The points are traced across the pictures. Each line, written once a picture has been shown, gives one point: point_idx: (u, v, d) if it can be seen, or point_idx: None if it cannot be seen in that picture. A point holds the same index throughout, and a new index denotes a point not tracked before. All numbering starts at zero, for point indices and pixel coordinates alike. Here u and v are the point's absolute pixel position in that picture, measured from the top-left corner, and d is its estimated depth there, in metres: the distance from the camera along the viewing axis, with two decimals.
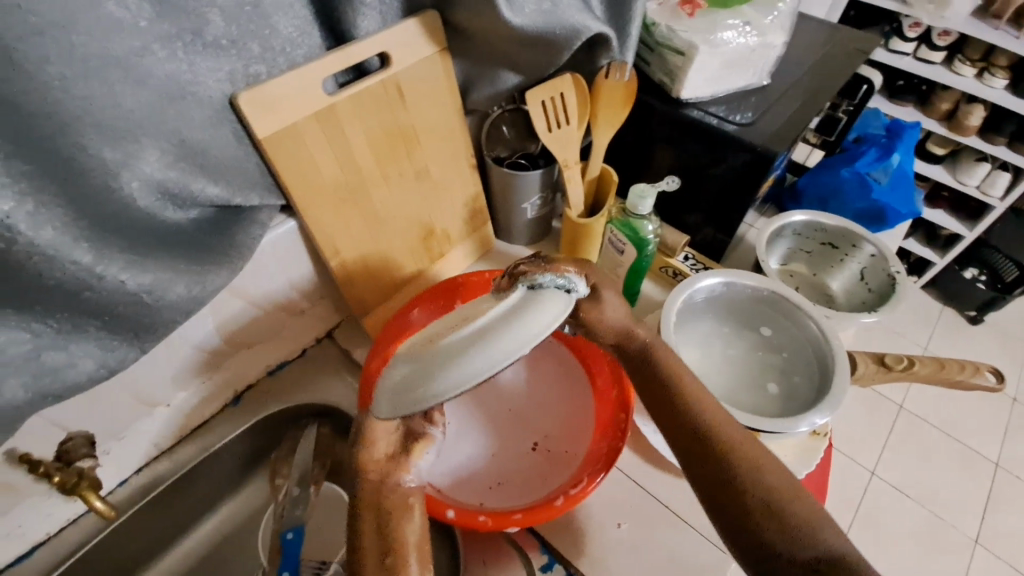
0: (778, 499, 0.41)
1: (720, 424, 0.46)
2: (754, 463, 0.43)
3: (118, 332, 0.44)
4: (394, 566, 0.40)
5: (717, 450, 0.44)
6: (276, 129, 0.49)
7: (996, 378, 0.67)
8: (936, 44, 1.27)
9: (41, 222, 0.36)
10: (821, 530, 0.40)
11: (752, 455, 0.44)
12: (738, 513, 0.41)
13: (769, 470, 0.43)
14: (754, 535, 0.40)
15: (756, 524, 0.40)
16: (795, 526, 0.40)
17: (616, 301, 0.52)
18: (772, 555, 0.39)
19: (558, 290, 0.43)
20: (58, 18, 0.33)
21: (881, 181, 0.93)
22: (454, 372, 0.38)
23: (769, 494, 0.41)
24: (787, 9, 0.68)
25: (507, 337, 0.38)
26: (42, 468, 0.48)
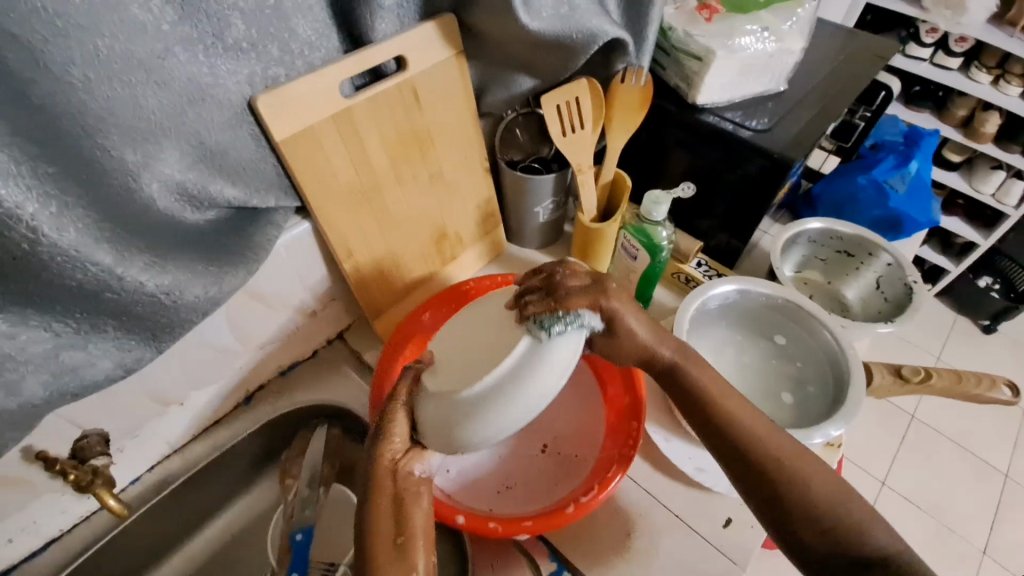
0: (822, 507, 0.44)
1: (759, 434, 0.48)
2: (796, 469, 0.46)
3: (134, 332, 0.44)
4: (404, 547, 0.43)
5: (758, 462, 0.47)
6: (293, 132, 0.49)
7: (1012, 391, 0.65)
8: (953, 50, 1.25)
9: (64, 223, 0.36)
10: (863, 532, 0.43)
11: (793, 460, 0.47)
12: (786, 521, 0.45)
13: (806, 472, 0.46)
14: (802, 543, 0.44)
15: (802, 532, 0.44)
16: (833, 527, 0.44)
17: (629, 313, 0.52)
18: (813, 552, 0.44)
19: (570, 335, 0.47)
20: (83, 21, 0.33)
21: (898, 189, 0.92)
22: (483, 427, 0.44)
23: (813, 502, 0.45)
24: (806, 15, 0.68)
25: (529, 393, 0.44)
26: (58, 466, 0.49)
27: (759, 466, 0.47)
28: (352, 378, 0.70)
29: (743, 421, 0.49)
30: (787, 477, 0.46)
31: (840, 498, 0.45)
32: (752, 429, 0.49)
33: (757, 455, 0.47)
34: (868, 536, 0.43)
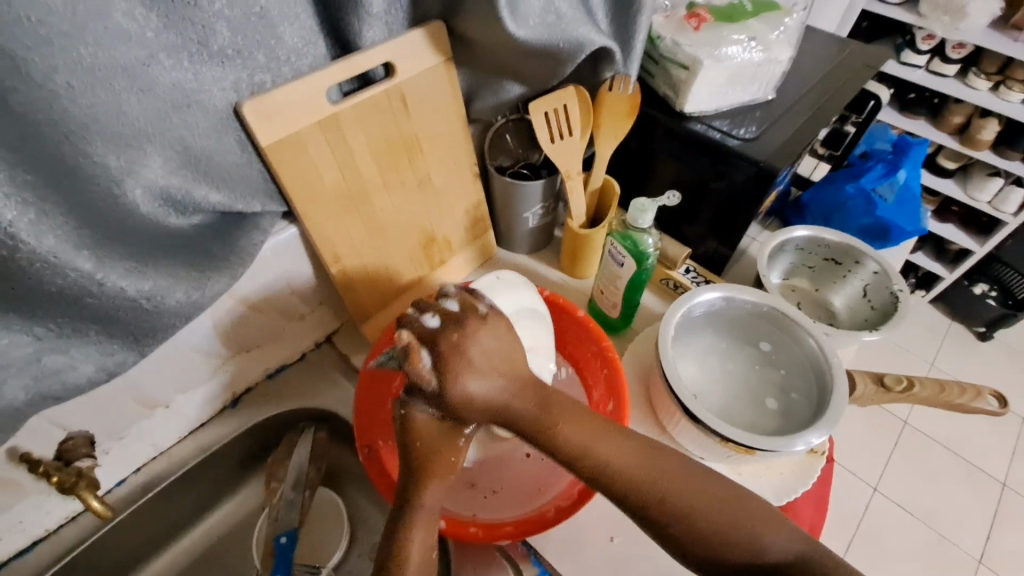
0: (693, 517, 0.41)
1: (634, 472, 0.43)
2: (671, 488, 0.42)
3: (117, 336, 0.44)
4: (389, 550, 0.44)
5: (640, 500, 0.42)
6: (280, 137, 0.50)
7: (998, 402, 0.65)
8: (949, 57, 1.26)
9: (44, 230, 0.36)
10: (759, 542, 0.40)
11: (669, 482, 0.42)
12: (676, 543, 0.42)
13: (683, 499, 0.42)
14: (689, 557, 0.42)
15: (693, 551, 0.41)
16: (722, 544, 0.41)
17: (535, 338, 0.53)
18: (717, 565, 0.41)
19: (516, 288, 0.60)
20: (65, 29, 0.34)
21: (887, 197, 0.92)
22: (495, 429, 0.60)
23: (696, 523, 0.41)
24: (794, 24, 0.68)
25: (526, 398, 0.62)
26: (41, 468, 0.49)
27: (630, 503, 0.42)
28: (340, 381, 0.71)
29: (616, 457, 0.43)
30: (666, 505, 0.42)
31: (721, 511, 0.41)
32: (623, 465, 0.43)
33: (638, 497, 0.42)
34: (767, 550, 0.40)
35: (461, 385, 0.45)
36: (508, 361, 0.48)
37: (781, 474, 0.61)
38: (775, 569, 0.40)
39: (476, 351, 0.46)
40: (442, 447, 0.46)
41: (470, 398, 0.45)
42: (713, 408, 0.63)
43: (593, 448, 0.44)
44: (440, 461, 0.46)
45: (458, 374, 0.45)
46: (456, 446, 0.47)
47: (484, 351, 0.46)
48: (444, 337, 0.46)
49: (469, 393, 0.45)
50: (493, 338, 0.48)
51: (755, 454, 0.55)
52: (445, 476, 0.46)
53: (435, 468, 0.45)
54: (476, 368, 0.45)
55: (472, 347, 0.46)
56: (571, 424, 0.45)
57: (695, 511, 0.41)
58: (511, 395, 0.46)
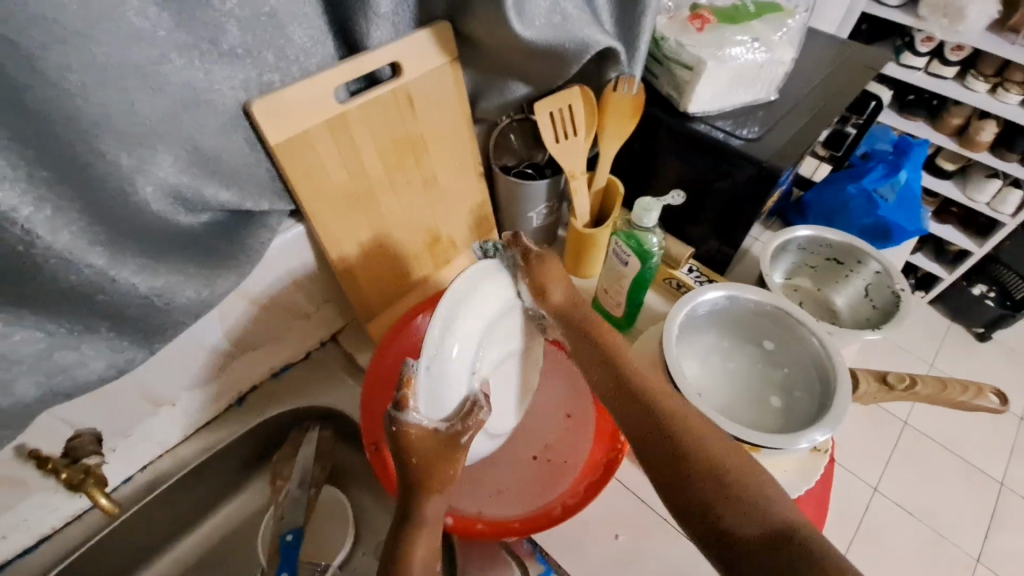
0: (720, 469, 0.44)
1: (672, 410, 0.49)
2: (701, 439, 0.46)
3: (127, 333, 0.45)
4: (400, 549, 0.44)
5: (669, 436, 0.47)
6: (289, 136, 0.50)
7: (999, 399, 0.65)
8: (948, 59, 1.27)
9: (58, 227, 0.37)
10: (768, 502, 0.41)
11: (700, 428, 0.47)
12: (691, 491, 0.44)
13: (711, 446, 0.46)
14: (719, 524, 0.41)
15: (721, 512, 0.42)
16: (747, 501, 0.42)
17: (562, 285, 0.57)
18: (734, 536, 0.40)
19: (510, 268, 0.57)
20: (80, 27, 0.34)
21: (888, 198, 0.93)
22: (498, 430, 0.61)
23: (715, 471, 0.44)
24: (796, 26, 0.69)
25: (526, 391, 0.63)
26: (49, 464, 0.50)
27: (659, 420, 0.48)
28: (345, 380, 0.71)
29: (661, 398, 0.50)
30: (690, 450, 0.46)
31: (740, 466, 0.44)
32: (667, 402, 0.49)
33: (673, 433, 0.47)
34: (772, 508, 0.41)
35: (547, 283, 0.56)
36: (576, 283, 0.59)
37: (784, 473, 0.61)
38: (776, 527, 0.39)
39: (557, 263, 0.58)
40: (438, 459, 0.46)
41: (549, 295, 0.56)
42: (716, 406, 0.64)
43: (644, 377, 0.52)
44: (437, 473, 0.46)
45: (550, 269, 0.56)
46: (449, 462, 0.46)
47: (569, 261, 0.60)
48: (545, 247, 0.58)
49: (553, 289, 0.56)
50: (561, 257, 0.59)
51: (758, 451, 0.55)
52: (439, 489, 0.46)
53: (429, 480, 0.45)
54: (562, 278, 0.57)
55: (559, 259, 0.58)
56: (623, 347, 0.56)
57: (714, 460, 0.44)
58: (577, 302, 0.58)
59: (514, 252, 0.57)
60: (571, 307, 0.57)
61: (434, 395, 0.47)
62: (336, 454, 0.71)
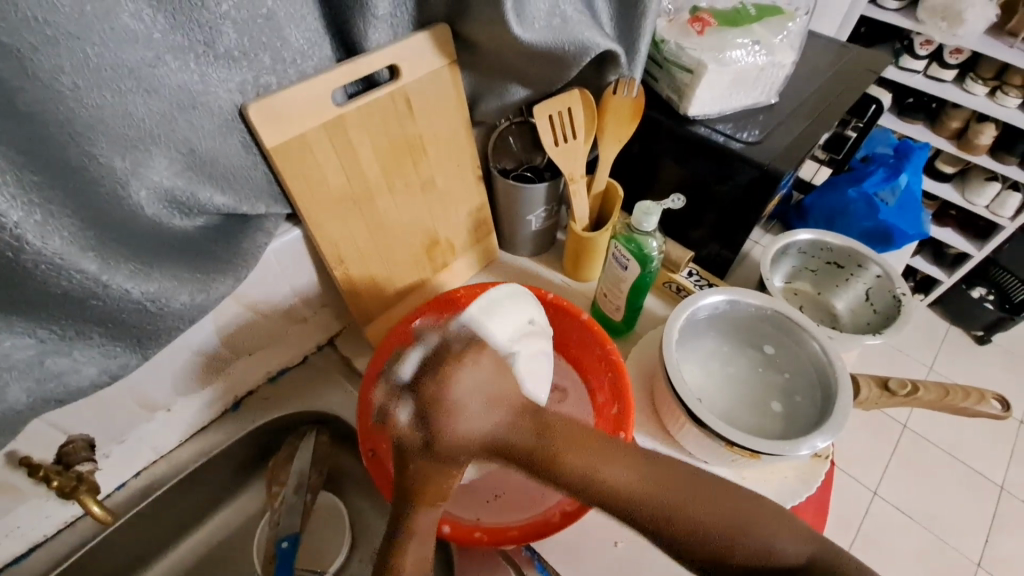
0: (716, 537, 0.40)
1: (644, 488, 0.42)
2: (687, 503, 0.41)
3: (120, 339, 0.44)
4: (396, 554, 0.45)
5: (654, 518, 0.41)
6: (285, 139, 0.49)
7: (1001, 405, 0.65)
8: (947, 62, 1.26)
9: (50, 231, 0.36)
10: (778, 552, 0.39)
11: (680, 491, 0.42)
12: (704, 562, 0.40)
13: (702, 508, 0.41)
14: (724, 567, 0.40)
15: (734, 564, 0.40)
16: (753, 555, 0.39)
17: (472, 410, 0.46)
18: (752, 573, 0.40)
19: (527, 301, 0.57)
20: (73, 30, 0.33)
21: (888, 202, 0.92)
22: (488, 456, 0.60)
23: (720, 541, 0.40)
24: (796, 29, 0.68)
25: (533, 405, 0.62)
26: (41, 471, 0.48)
27: (632, 513, 0.42)
28: (342, 384, 0.70)
29: (625, 483, 0.42)
30: (682, 523, 0.40)
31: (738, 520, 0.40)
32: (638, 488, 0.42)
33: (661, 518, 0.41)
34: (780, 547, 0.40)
35: (443, 426, 0.46)
36: (499, 390, 0.47)
37: (784, 479, 0.61)
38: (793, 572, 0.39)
39: (455, 387, 0.46)
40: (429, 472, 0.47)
41: (450, 437, 0.46)
42: (717, 411, 0.63)
43: (598, 472, 0.43)
44: (431, 481, 0.47)
45: (442, 429, 0.46)
46: (447, 477, 0.47)
47: (473, 386, 0.46)
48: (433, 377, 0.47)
49: (452, 431, 0.46)
50: (482, 368, 0.47)
51: (759, 457, 0.55)
52: (433, 503, 0.47)
53: (422, 488, 0.47)
54: (468, 411, 0.46)
55: (463, 381, 0.46)
56: (573, 452, 0.44)
57: (712, 529, 0.40)
58: (500, 424, 0.46)
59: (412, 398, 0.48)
60: (493, 439, 0.46)
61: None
62: (333, 459, 0.71)
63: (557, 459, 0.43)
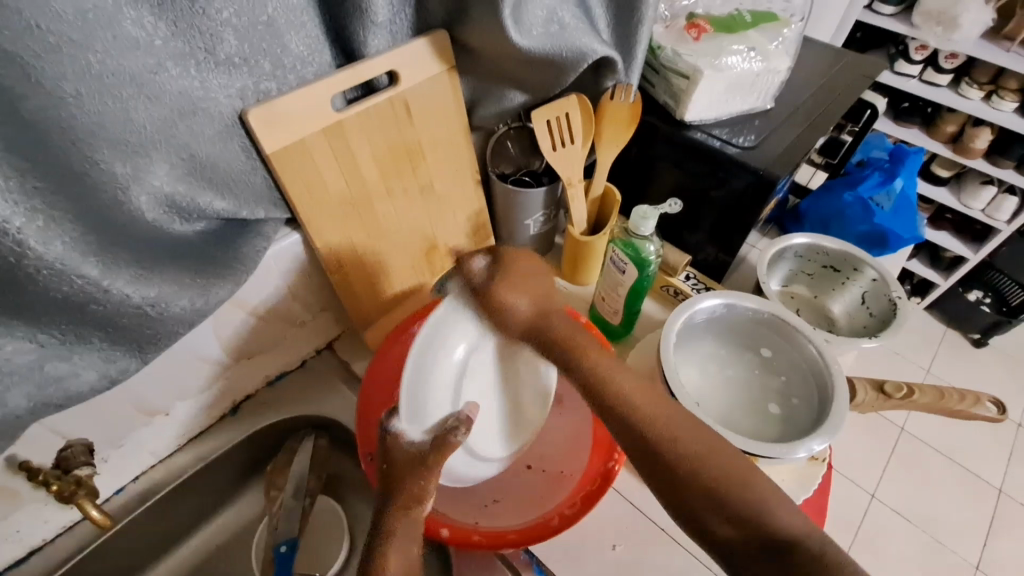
0: (711, 485, 0.43)
1: (663, 420, 0.47)
2: (697, 450, 0.45)
3: (120, 344, 0.44)
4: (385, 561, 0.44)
5: (649, 441, 0.46)
6: (284, 145, 0.50)
7: (997, 408, 0.65)
8: (943, 67, 1.28)
9: (52, 237, 0.36)
10: (768, 517, 0.41)
11: (691, 438, 0.46)
12: (693, 515, 0.43)
13: (706, 459, 0.44)
14: (710, 535, 0.43)
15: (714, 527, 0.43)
16: (741, 516, 0.42)
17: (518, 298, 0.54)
18: (733, 551, 0.42)
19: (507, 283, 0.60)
20: (75, 37, 0.34)
21: (884, 206, 0.93)
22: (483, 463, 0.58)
23: (708, 478, 0.43)
24: (791, 35, 0.69)
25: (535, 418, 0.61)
26: (41, 475, 0.49)
27: (648, 439, 0.46)
28: (340, 388, 0.70)
29: (649, 414, 0.47)
30: (686, 462, 0.44)
31: (736, 479, 0.43)
32: (660, 419, 0.47)
33: (649, 433, 0.46)
34: (768, 519, 0.41)
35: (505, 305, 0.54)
36: (544, 294, 0.56)
37: (781, 482, 0.61)
38: (779, 546, 0.40)
39: (514, 284, 0.55)
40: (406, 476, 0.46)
41: (511, 317, 0.54)
42: (714, 415, 0.63)
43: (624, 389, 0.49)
44: (405, 488, 0.46)
45: (504, 288, 0.54)
46: (421, 477, 0.46)
47: (533, 274, 0.57)
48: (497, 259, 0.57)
49: (509, 305, 0.54)
50: (533, 268, 0.57)
51: (756, 460, 0.55)
52: (410, 507, 0.46)
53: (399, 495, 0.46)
54: (517, 297, 0.54)
55: (519, 275, 0.56)
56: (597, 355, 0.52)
57: (712, 474, 0.44)
58: (541, 312, 0.55)
59: (460, 285, 0.55)
60: (534, 316, 0.55)
61: (415, 406, 0.49)
62: (332, 463, 0.71)
63: (580, 350, 0.52)
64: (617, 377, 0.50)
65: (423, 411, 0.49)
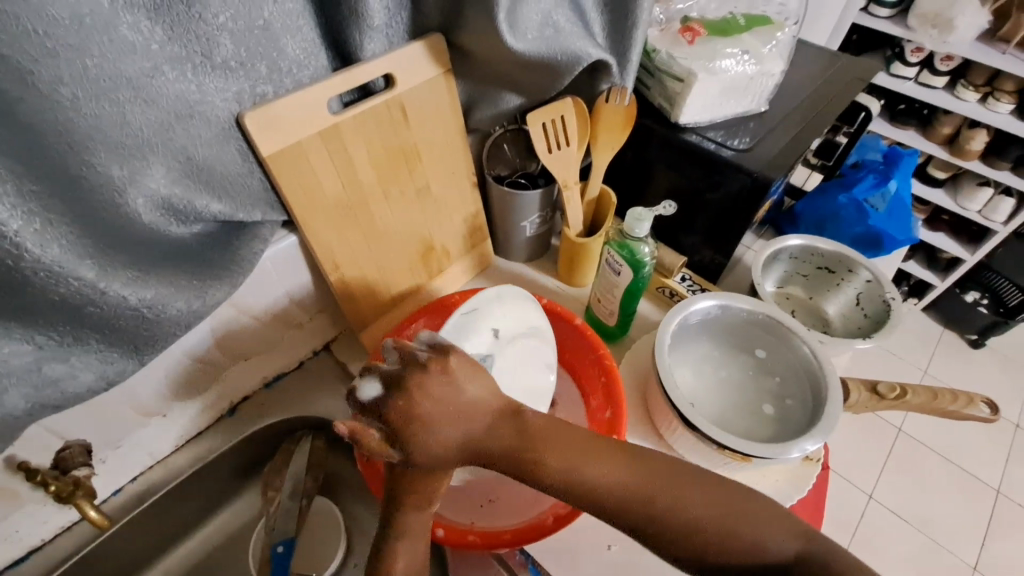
0: (705, 532, 0.40)
1: (634, 484, 0.41)
2: (680, 504, 0.40)
3: (117, 345, 0.45)
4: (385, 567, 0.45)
5: (629, 519, 0.41)
6: (281, 148, 0.50)
7: (989, 409, 0.65)
8: (938, 69, 1.28)
9: (50, 239, 0.37)
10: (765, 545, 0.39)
11: (670, 489, 0.41)
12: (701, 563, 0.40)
13: (691, 506, 0.40)
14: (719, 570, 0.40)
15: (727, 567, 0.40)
16: (742, 549, 0.39)
17: (433, 439, 0.41)
18: None
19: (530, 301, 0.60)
20: (72, 42, 0.34)
21: (878, 207, 0.94)
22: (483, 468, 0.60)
23: (697, 539, 0.40)
24: (785, 39, 0.69)
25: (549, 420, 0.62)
26: (39, 476, 0.49)
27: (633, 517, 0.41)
28: (337, 390, 0.71)
29: (620, 490, 0.41)
30: (673, 519, 0.40)
31: (727, 512, 0.40)
32: (635, 486, 0.41)
33: (624, 516, 0.41)
34: (770, 546, 0.39)
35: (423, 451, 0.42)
36: (471, 413, 0.43)
37: (775, 482, 0.61)
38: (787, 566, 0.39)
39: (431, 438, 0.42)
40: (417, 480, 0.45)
41: (433, 459, 0.42)
42: (709, 415, 0.64)
43: (583, 468, 0.42)
44: (417, 489, 0.45)
45: (422, 450, 0.41)
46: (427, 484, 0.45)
47: (450, 399, 0.42)
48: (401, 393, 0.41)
49: (431, 456, 0.42)
50: (444, 391, 0.42)
51: (750, 461, 0.56)
52: (421, 506, 0.46)
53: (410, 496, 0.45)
54: (435, 432, 0.41)
55: (437, 422, 0.42)
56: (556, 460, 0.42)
57: (704, 521, 0.40)
58: (482, 431, 0.43)
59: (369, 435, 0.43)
60: (468, 447, 0.43)
61: None
62: (329, 464, 0.71)
63: (539, 462, 0.42)
64: (576, 465, 0.42)
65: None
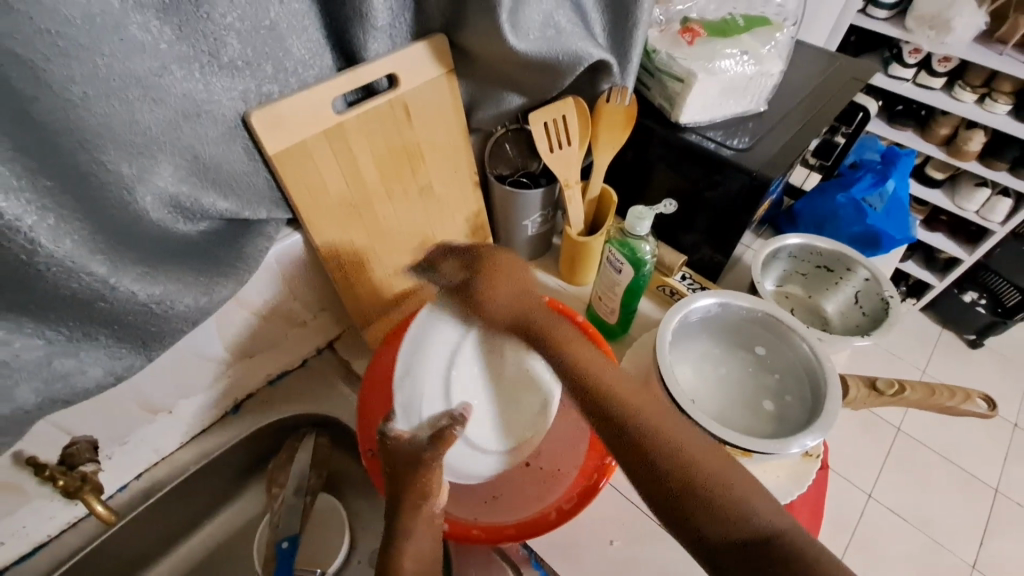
0: (692, 472, 0.44)
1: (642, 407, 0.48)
2: (678, 440, 0.45)
3: (125, 341, 0.45)
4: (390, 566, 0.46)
5: (636, 433, 0.46)
6: (286, 146, 0.51)
7: (988, 405, 0.66)
8: (935, 70, 1.29)
9: (62, 234, 0.37)
10: (749, 509, 0.41)
11: (670, 428, 0.46)
12: (682, 514, 0.42)
13: (687, 446, 0.45)
14: (698, 533, 0.42)
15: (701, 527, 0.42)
16: (721, 505, 0.42)
17: (508, 287, 0.58)
18: (729, 547, 0.40)
19: None
20: (84, 41, 0.35)
21: (876, 207, 0.95)
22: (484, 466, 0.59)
23: (692, 472, 0.44)
24: (784, 39, 0.70)
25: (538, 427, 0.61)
26: (47, 471, 0.50)
27: (631, 434, 0.46)
28: (341, 387, 0.71)
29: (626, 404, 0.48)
30: (666, 448, 0.45)
31: (716, 462, 0.44)
32: (641, 406, 0.48)
33: (633, 423, 0.47)
34: (753, 514, 0.41)
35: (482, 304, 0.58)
36: (525, 287, 0.58)
37: (776, 478, 0.62)
38: (767, 542, 0.40)
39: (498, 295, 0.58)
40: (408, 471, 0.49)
41: (491, 307, 0.57)
42: (709, 412, 0.64)
43: (603, 372, 0.51)
44: (411, 484, 0.48)
45: (490, 292, 0.58)
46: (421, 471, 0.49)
47: (523, 272, 0.59)
48: (478, 262, 0.59)
49: (492, 300, 0.58)
50: (514, 263, 0.59)
51: (751, 456, 0.56)
52: (418, 504, 0.48)
53: (408, 495, 0.48)
54: (501, 291, 0.58)
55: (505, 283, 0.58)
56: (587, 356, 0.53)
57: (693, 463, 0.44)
58: (530, 308, 0.57)
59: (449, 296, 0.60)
60: (519, 314, 0.57)
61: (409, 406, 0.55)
62: (332, 461, 0.72)
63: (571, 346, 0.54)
64: (597, 368, 0.52)
65: (413, 410, 0.55)
